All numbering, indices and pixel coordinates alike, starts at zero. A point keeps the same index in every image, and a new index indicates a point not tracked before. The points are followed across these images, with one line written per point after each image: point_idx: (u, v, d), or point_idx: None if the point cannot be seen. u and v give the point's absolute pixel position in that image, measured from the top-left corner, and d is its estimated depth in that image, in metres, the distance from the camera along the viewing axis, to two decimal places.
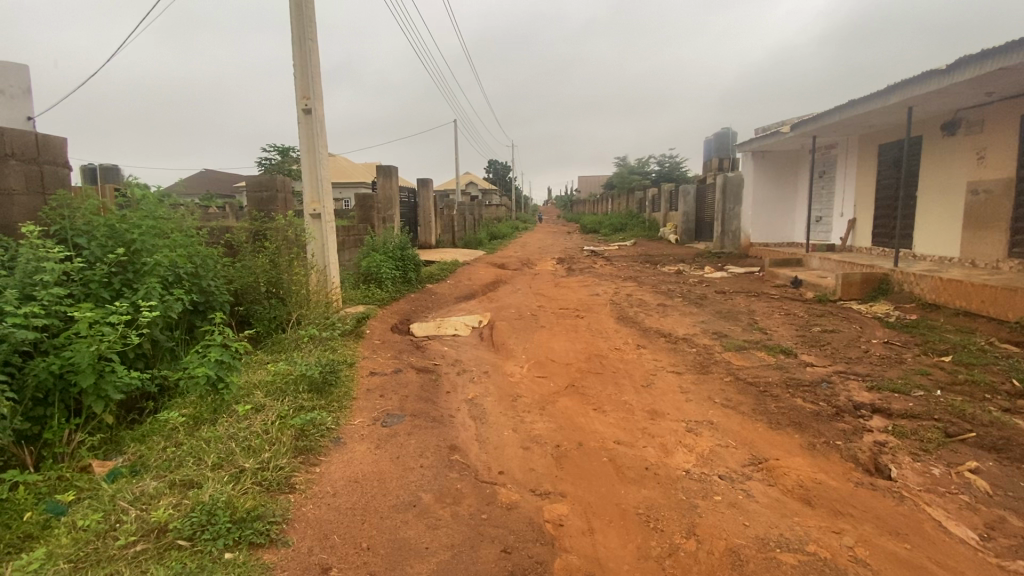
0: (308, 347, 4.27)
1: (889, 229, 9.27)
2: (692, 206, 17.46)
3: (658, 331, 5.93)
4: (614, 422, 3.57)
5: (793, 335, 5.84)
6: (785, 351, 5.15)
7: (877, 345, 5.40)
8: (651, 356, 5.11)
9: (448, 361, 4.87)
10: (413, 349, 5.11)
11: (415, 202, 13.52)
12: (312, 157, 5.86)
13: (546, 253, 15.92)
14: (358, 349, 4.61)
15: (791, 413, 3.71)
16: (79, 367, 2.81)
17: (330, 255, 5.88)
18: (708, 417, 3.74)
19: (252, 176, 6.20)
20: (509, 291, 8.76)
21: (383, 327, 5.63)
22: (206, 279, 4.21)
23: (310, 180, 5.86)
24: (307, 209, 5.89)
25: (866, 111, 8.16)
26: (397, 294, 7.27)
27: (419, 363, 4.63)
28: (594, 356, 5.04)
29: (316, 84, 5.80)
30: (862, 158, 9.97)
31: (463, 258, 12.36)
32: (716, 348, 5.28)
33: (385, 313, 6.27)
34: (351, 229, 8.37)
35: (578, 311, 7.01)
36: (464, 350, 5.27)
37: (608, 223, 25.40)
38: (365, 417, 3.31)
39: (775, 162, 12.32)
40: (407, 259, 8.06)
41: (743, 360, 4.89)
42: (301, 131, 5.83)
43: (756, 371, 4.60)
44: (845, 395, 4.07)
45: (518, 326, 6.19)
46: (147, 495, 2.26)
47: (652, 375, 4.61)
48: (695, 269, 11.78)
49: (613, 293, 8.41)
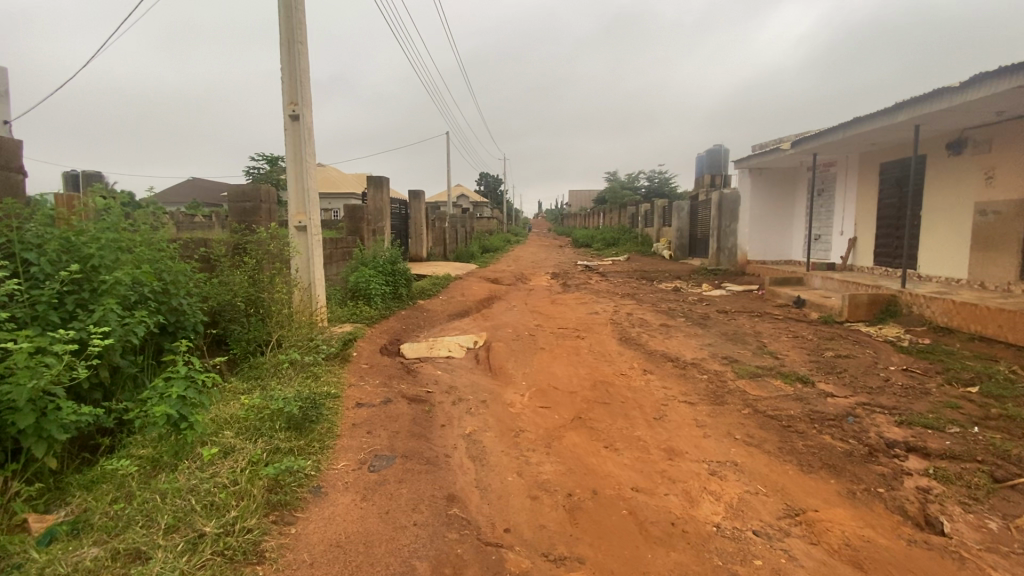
0: (288, 375, 3.87)
1: (892, 248, 9.08)
2: (687, 222, 17.30)
3: (665, 355, 5.60)
4: (629, 465, 3.20)
5: (806, 360, 5.53)
6: (802, 379, 4.83)
7: (897, 373, 5.10)
8: (660, 384, 4.76)
9: (442, 388, 4.48)
10: (403, 374, 4.72)
11: (406, 214, 13.16)
12: (298, 167, 5.50)
13: (539, 268, 15.58)
14: (344, 376, 4.21)
15: (822, 453, 3.38)
16: (15, 405, 2.40)
17: (316, 271, 5.50)
18: (731, 457, 3.39)
19: (235, 185, 5.81)
20: (504, 308, 8.40)
21: (370, 348, 5.24)
22: (176, 298, 3.82)
23: (295, 190, 5.49)
24: (291, 220, 5.51)
25: (870, 129, 8.00)
26: (387, 311, 6.87)
27: (410, 391, 4.24)
28: (599, 383, 4.68)
29: (305, 89, 5.45)
30: (863, 176, 9.83)
31: (456, 272, 12.00)
32: (728, 375, 4.95)
33: (374, 332, 5.88)
34: (339, 242, 7.99)
35: (578, 332, 6.66)
36: (459, 375, 4.89)
37: (600, 237, 25.17)
38: (349, 460, 2.91)
39: (771, 179, 12.17)
40: (398, 274, 7.68)
41: (759, 389, 4.56)
42: (286, 138, 5.46)
43: (776, 402, 4.27)
44: (875, 432, 3.75)
45: (515, 347, 5.81)
46: (82, 570, 1.86)
47: (663, 405, 4.26)
48: (693, 286, 11.53)
49: (613, 312, 8.08)
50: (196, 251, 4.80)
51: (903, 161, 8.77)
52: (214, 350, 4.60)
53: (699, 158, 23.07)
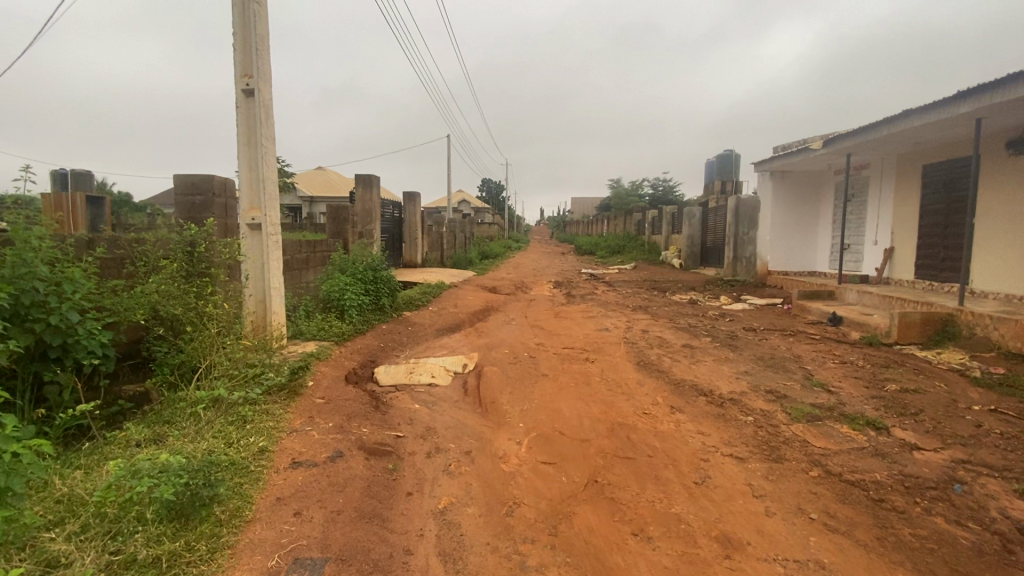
0: (202, 420, 2.87)
1: (937, 260, 8.09)
2: (698, 229, 16.30)
3: (694, 386, 4.61)
4: (669, 571, 2.22)
5: (867, 396, 4.51)
6: (872, 423, 3.83)
7: (986, 416, 4.08)
8: (693, 428, 3.76)
9: (416, 432, 3.50)
10: (368, 410, 3.71)
11: (399, 217, 12.24)
12: (251, 153, 4.54)
13: (543, 276, 14.59)
14: (286, 418, 3.21)
15: (938, 550, 2.39)
16: None
17: (271, 278, 4.51)
18: (813, 553, 2.39)
19: (182, 174, 4.81)
20: (502, 322, 7.42)
21: (333, 374, 4.23)
22: (54, 314, 2.88)
23: (247, 180, 4.52)
24: (242, 217, 4.52)
25: (920, 124, 7.03)
26: (364, 325, 5.89)
27: (372, 438, 3.24)
28: (617, 427, 3.69)
29: (262, 57, 4.49)
30: (902, 179, 8.86)
31: (451, 280, 11.02)
32: (777, 416, 3.94)
33: (344, 353, 4.90)
34: (316, 244, 7.02)
35: (587, 353, 5.64)
36: (441, 412, 3.91)
37: (605, 245, 24.21)
38: (252, 571, 1.91)
39: (794, 183, 11.22)
40: (380, 282, 6.72)
41: (822, 438, 3.55)
42: (238, 118, 4.50)
43: (850, 459, 3.27)
44: (999, 511, 2.74)
45: (511, 373, 4.80)
46: None
47: (702, 462, 3.26)
48: (710, 298, 10.55)
49: (626, 328, 7.05)
50: (95, 245, 3.60)
51: (952, 161, 7.78)
52: (133, 377, 3.71)
53: (708, 166, 22.13)
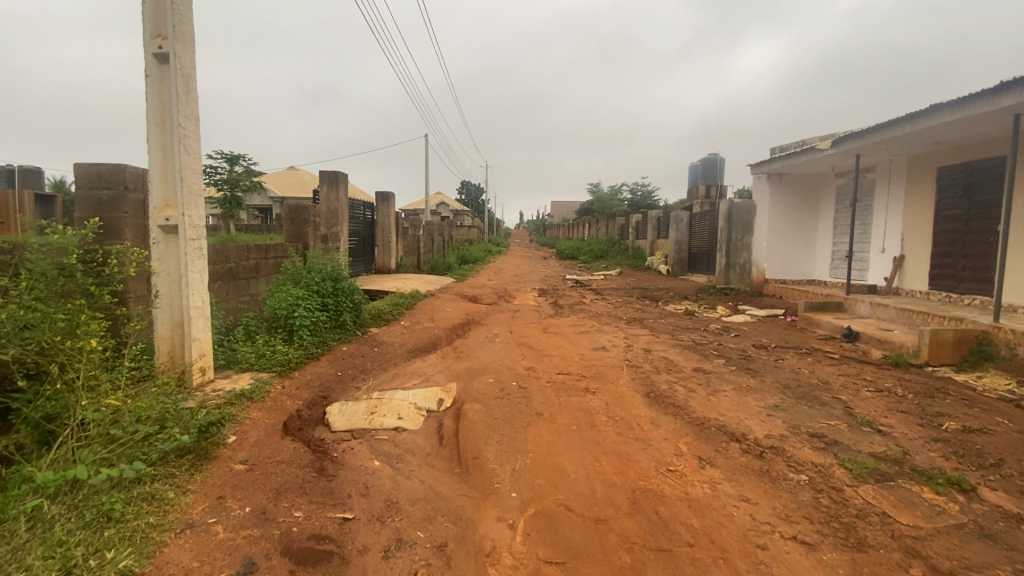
0: (33, 526, 1.91)
1: (956, 270, 7.44)
2: (686, 234, 15.63)
3: (721, 428, 3.76)
4: None
5: (928, 438, 3.73)
6: (956, 483, 3.02)
7: None
8: (735, 493, 2.90)
9: (372, 511, 2.56)
10: (309, 478, 2.76)
11: (371, 219, 11.25)
12: (166, 136, 3.55)
13: (526, 283, 13.66)
14: (178, 505, 2.24)
15: None
16: None
17: (190, 295, 3.52)
18: None
19: (87, 163, 3.74)
20: (484, 339, 6.50)
21: (267, 423, 3.25)
22: None
23: (161, 171, 3.53)
24: (154, 217, 3.52)
25: (949, 121, 6.35)
26: (318, 348, 4.92)
27: (306, 530, 2.29)
28: (639, 495, 2.81)
29: (180, 12, 3.49)
30: (914, 182, 8.25)
31: (428, 288, 10.06)
32: (836, 474, 3.11)
33: (289, 388, 3.93)
34: (269, 249, 6.00)
35: (585, 382, 4.75)
36: (406, 474, 2.97)
37: (588, 249, 23.47)
38: None
39: (793, 186, 10.57)
40: (340, 294, 5.73)
41: (905, 511, 2.72)
42: (148, 89, 3.50)
43: (953, 546, 2.45)
44: None
45: (496, 412, 3.87)
46: None
47: (761, 552, 2.39)
48: (706, 308, 9.80)
49: (625, 347, 6.21)
50: None
51: (975, 163, 7.16)
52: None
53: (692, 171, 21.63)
